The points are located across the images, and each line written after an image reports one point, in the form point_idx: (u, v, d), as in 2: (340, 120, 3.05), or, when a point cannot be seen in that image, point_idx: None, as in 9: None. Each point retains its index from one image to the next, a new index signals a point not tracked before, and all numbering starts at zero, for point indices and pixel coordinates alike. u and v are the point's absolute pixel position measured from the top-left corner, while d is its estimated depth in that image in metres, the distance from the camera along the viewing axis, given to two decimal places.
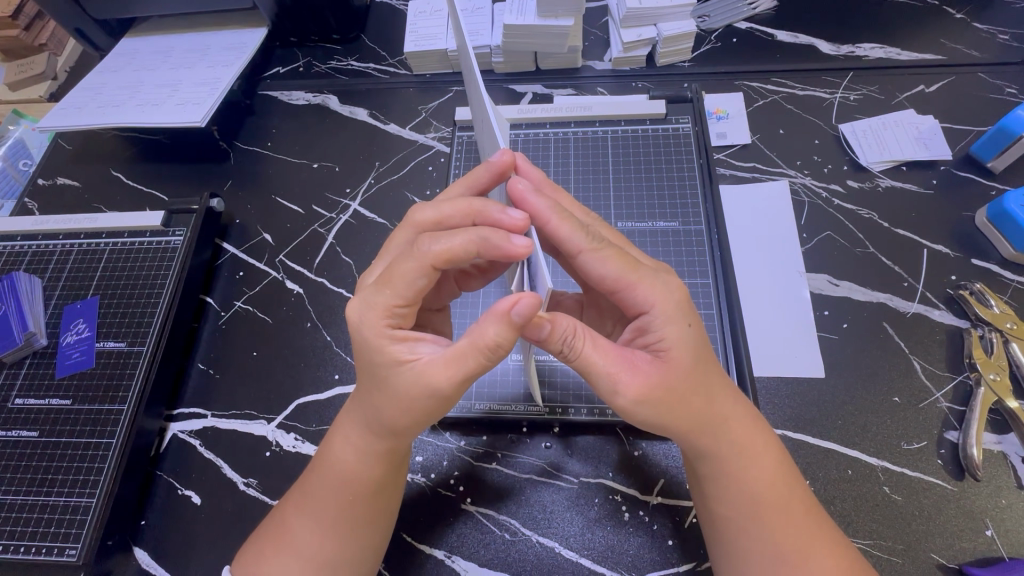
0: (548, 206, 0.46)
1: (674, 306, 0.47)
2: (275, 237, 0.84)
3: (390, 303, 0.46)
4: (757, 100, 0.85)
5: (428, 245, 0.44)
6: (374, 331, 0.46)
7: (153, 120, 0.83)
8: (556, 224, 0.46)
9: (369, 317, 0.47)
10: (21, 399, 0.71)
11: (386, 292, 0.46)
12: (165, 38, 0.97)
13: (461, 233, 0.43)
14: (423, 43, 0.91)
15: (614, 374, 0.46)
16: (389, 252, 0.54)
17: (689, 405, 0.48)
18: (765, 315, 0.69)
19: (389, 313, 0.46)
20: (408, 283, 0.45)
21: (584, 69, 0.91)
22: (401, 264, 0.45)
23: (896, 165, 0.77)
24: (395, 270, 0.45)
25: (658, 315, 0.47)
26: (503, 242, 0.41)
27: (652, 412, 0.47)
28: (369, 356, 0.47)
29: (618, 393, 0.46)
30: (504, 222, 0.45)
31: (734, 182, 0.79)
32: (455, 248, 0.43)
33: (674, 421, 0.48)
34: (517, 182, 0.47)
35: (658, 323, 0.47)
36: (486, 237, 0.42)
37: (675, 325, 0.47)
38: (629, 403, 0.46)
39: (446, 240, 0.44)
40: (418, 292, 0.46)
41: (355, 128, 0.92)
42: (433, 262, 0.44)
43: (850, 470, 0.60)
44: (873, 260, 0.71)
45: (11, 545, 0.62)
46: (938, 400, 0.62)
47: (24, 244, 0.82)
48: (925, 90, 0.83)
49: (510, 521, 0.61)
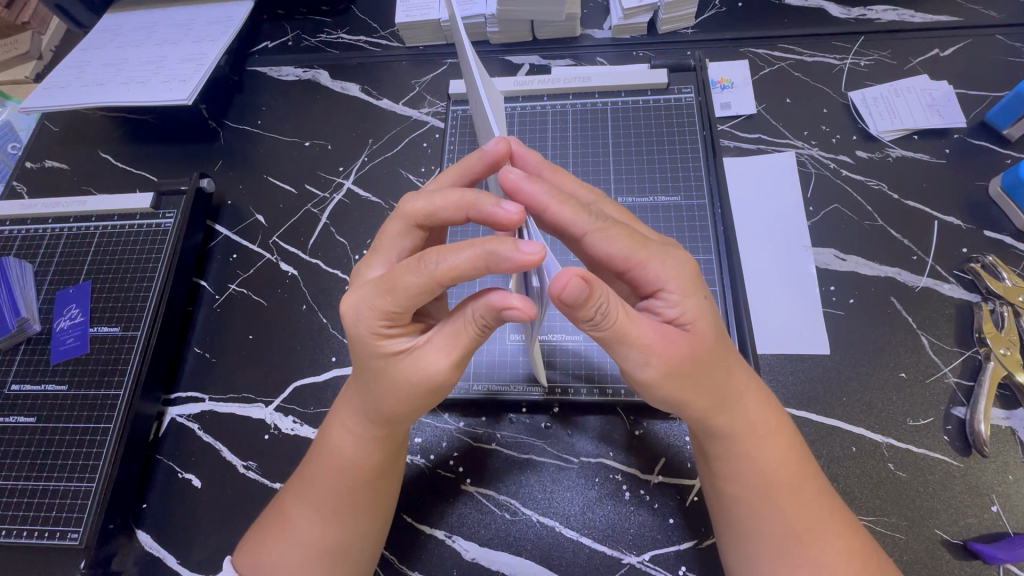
0: (545, 191, 0.44)
1: (687, 279, 0.46)
2: (268, 218, 0.82)
3: (388, 309, 0.44)
4: (763, 68, 0.81)
5: (435, 262, 0.41)
6: (368, 330, 0.45)
7: (138, 98, 0.80)
8: (556, 208, 0.44)
9: (363, 317, 0.45)
10: (17, 385, 0.70)
11: (386, 299, 0.44)
12: (149, 13, 0.93)
13: (468, 247, 0.40)
14: (415, 13, 0.88)
15: (648, 344, 0.43)
16: (382, 248, 0.51)
17: (709, 377, 0.47)
18: (770, 292, 0.67)
19: (387, 316, 0.45)
20: (412, 293, 0.43)
21: (583, 38, 0.88)
22: (407, 274, 0.42)
23: (907, 133, 0.74)
24: (399, 280, 0.42)
25: (674, 291, 0.45)
26: (512, 252, 0.38)
27: (675, 386, 0.46)
28: (364, 353, 0.46)
29: (648, 364, 0.44)
30: (497, 215, 0.43)
31: (738, 154, 0.76)
32: (463, 265, 0.41)
33: (696, 395, 0.47)
34: (510, 170, 0.44)
35: (675, 297, 0.45)
36: (493, 250, 0.39)
37: (692, 298, 0.46)
38: (656, 375, 0.45)
39: (455, 255, 0.41)
40: (420, 300, 0.43)
41: (348, 105, 0.89)
42: (440, 279, 0.41)
43: (854, 447, 0.59)
44: (881, 234, 0.69)
45: (14, 530, 0.62)
46: (946, 375, 0.61)
47: (14, 229, 0.81)
48: (939, 54, 0.79)
49: (511, 501, 0.61)
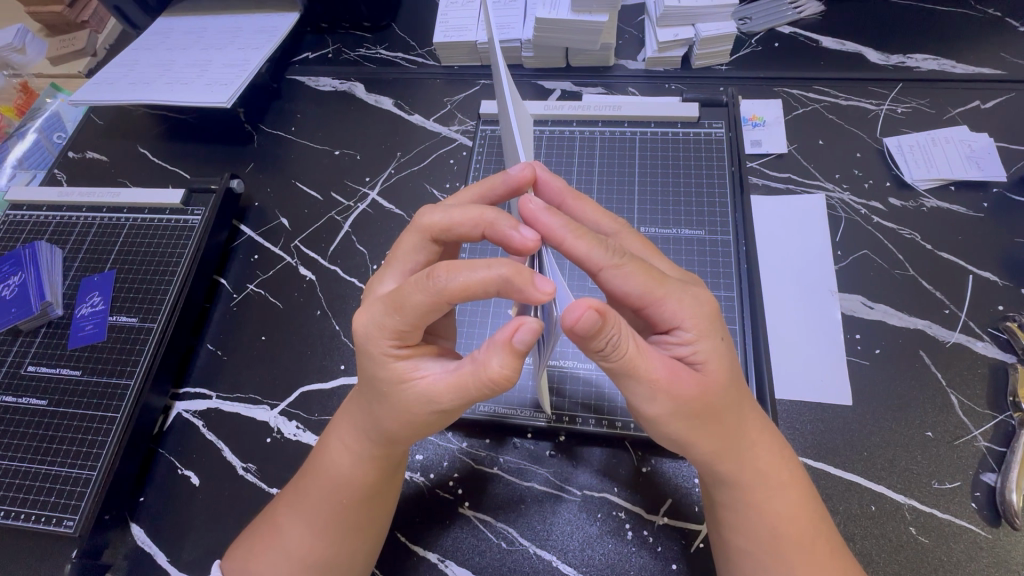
0: (562, 223, 0.43)
1: (705, 320, 0.45)
2: (292, 222, 0.83)
3: (397, 327, 0.44)
4: (796, 108, 0.81)
5: (445, 280, 0.40)
6: (376, 349, 0.45)
7: (180, 98, 0.83)
8: (572, 241, 0.43)
9: (373, 334, 0.45)
10: (34, 367, 0.71)
11: (395, 317, 0.43)
12: (199, 18, 0.97)
13: (481, 268, 0.40)
14: (453, 34, 0.90)
15: (657, 378, 0.42)
16: (397, 259, 0.50)
17: (719, 418, 0.45)
18: (792, 334, 0.65)
19: (396, 335, 0.44)
20: (421, 312, 0.42)
21: (616, 68, 0.88)
22: (416, 292, 0.42)
23: (943, 184, 0.72)
24: (407, 298, 0.42)
25: (689, 330, 0.44)
26: (528, 285, 0.38)
27: (682, 425, 0.44)
28: (371, 370, 0.46)
29: (655, 400, 0.43)
30: (514, 239, 0.43)
31: (766, 193, 0.75)
32: (473, 285, 0.40)
33: (705, 437, 0.45)
34: (529, 200, 0.43)
35: (689, 337, 0.44)
36: (509, 277, 0.38)
37: (708, 340, 0.44)
38: (664, 411, 0.43)
39: (465, 275, 0.40)
40: (430, 318, 0.43)
41: (379, 118, 0.91)
42: (449, 298, 0.41)
43: (873, 505, 0.56)
44: (912, 284, 0.66)
45: (12, 512, 0.63)
46: (976, 439, 0.58)
47: (50, 215, 0.83)
48: (980, 105, 0.77)
49: (509, 530, 0.59)
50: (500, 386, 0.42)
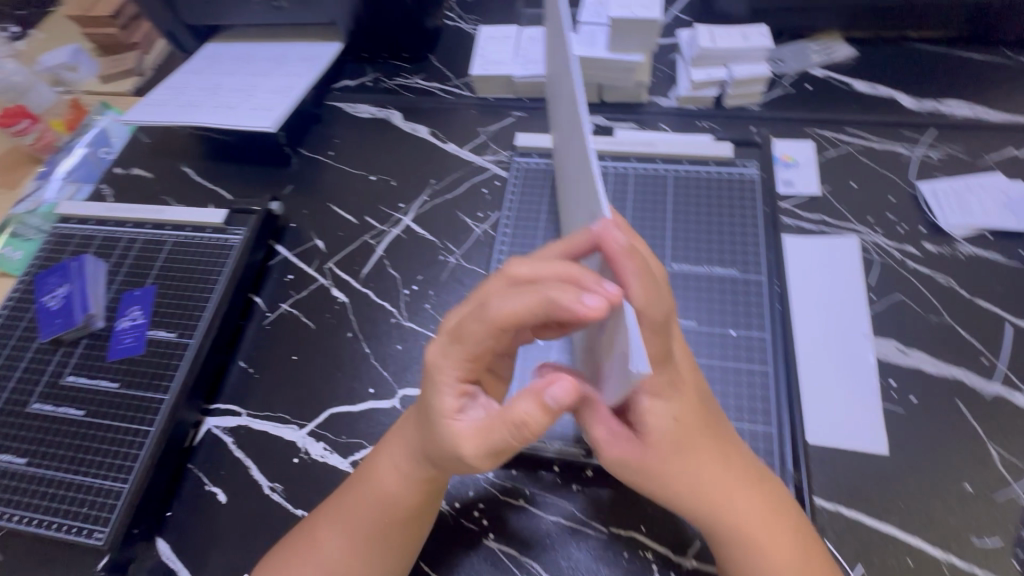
0: (632, 273, 0.44)
1: (662, 389, 0.50)
2: (327, 244, 0.85)
3: (458, 355, 0.47)
4: (828, 149, 0.81)
5: (498, 308, 0.43)
6: (436, 376, 0.48)
7: (227, 122, 0.87)
8: (633, 288, 0.44)
9: (436, 360, 0.48)
10: (73, 377, 0.73)
11: (456, 346, 0.46)
12: (247, 46, 1.02)
13: (532, 295, 0.42)
14: (490, 68, 0.92)
15: (598, 437, 0.52)
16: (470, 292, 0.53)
17: (661, 478, 0.52)
18: (826, 378, 0.64)
19: (456, 364, 0.47)
20: (477, 342, 0.45)
21: (648, 104, 0.90)
22: (473, 321, 0.45)
23: (979, 231, 0.72)
24: (466, 326, 0.45)
25: (645, 396, 0.50)
26: (575, 301, 0.39)
27: (629, 475, 0.53)
28: (427, 395, 0.49)
29: (606, 455, 0.52)
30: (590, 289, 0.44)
31: (798, 234, 0.75)
32: (523, 314, 0.43)
33: (654, 487, 0.53)
34: (613, 238, 0.43)
35: (643, 404, 0.50)
36: (558, 299, 0.40)
37: (659, 406, 0.50)
38: (613, 465, 0.53)
39: (515, 302, 0.43)
40: (485, 348, 0.46)
41: (415, 145, 0.93)
42: (501, 325, 0.44)
43: (910, 559, 0.54)
44: (949, 332, 0.66)
45: (45, 521, 0.64)
46: (1016, 495, 0.56)
47: (96, 229, 0.86)
48: (1016, 153, 0.77)
49: (534, 565, 0.58)
50: (525, 436, 0.44)
